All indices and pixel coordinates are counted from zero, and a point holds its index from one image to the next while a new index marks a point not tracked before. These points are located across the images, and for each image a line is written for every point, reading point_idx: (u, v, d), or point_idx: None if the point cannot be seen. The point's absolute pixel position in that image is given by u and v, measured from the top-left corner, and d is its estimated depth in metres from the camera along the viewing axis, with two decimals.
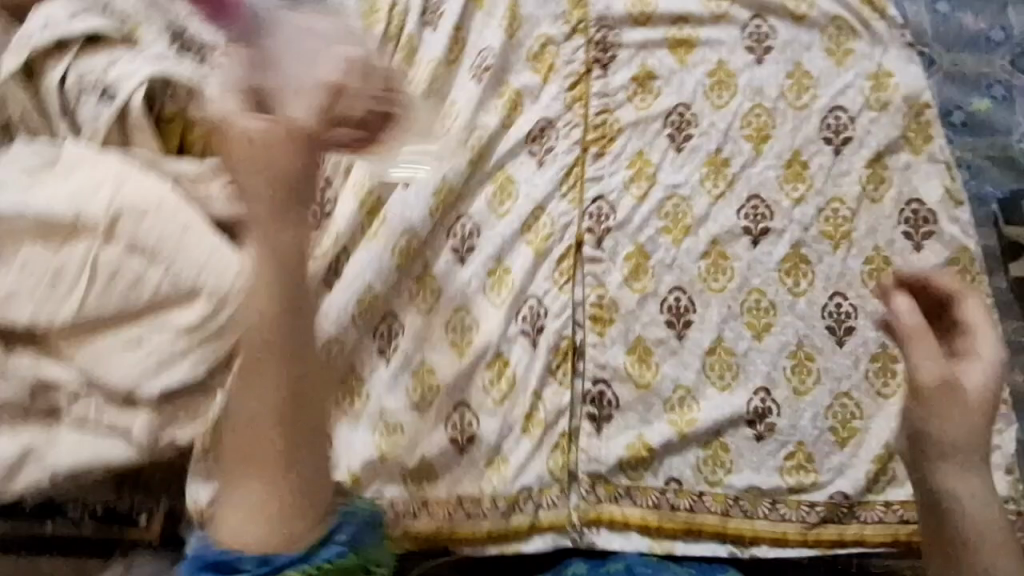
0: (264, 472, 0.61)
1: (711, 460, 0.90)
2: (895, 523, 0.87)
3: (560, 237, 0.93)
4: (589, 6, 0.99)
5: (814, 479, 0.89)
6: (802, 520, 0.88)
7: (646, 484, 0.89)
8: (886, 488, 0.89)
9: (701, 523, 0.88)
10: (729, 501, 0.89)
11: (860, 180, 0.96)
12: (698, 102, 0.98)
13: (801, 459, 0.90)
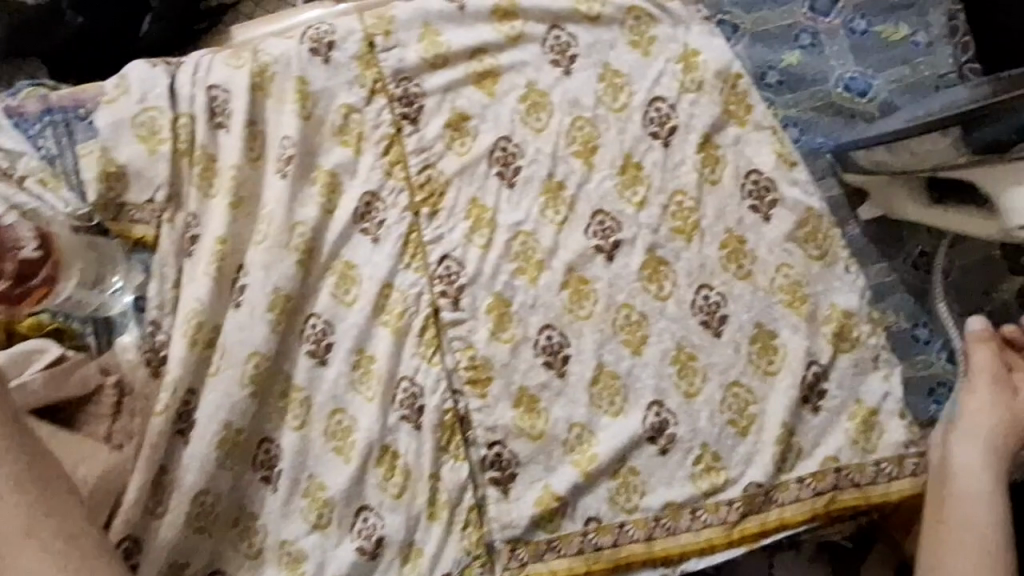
0: (23, 547, 0.62)
1: (622, 490, 0.89)
2: (810, 498, 0.88)
3: (415, 310, 0.91)
4: (380, 63, 0.93)
5: (725, 478, 0.89)
6: (723, 521, 0.88)
7: (566, 532, 0.88)
8: (795, 464, 0.89)
9: (628, 555, 0.88)
10: (650, 524, 0.88)
11: (698, 164, 0.92)
12: (517, 131, 0.93)
13: (709, 461, 0.89)
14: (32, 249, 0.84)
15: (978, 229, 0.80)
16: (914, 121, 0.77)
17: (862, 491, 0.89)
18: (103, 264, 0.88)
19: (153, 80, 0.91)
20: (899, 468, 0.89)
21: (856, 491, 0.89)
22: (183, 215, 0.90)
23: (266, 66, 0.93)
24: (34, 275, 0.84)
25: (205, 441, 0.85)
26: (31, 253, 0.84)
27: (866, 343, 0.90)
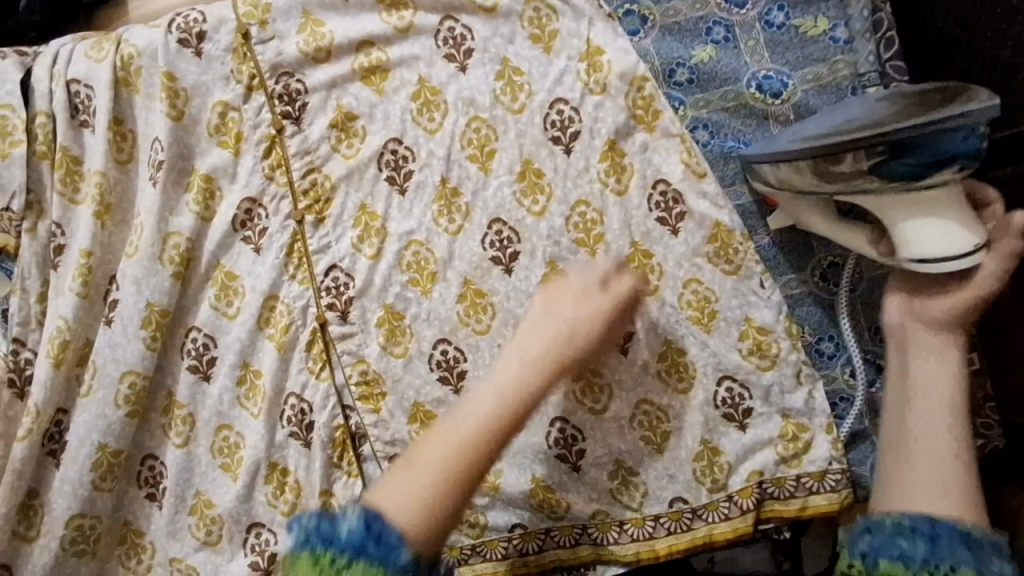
0: None
1: (542, 506, 0.87)
2: (738, 516, 0.87)
3: (301, 323, 0.86)
4: (257, 56, 0.86)
5: (645, 491, 0.88)
6: (648, 536, 0.88)
7: (491, 538, 0.89)
8: (725, 480, 0.87)
9: (552, 557, 0.89)
10: (577, 531, 0.88)
11: (603, 172, 0.88)
12: (409, 132, 0.87)
13: (624, 476, 0.88)
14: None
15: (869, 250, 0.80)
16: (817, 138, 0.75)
17: (784, 506, 0.87)
18: None
19: (4, 74, 0.84)
20: (819, 483, 0.86)
21: (778, 505, 0.87)
22: (46, 223, 0.84)
23: (130, 59, 0.85)
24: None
25: (78, 463, 0.82)
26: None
27: (772, 361, 0.87)
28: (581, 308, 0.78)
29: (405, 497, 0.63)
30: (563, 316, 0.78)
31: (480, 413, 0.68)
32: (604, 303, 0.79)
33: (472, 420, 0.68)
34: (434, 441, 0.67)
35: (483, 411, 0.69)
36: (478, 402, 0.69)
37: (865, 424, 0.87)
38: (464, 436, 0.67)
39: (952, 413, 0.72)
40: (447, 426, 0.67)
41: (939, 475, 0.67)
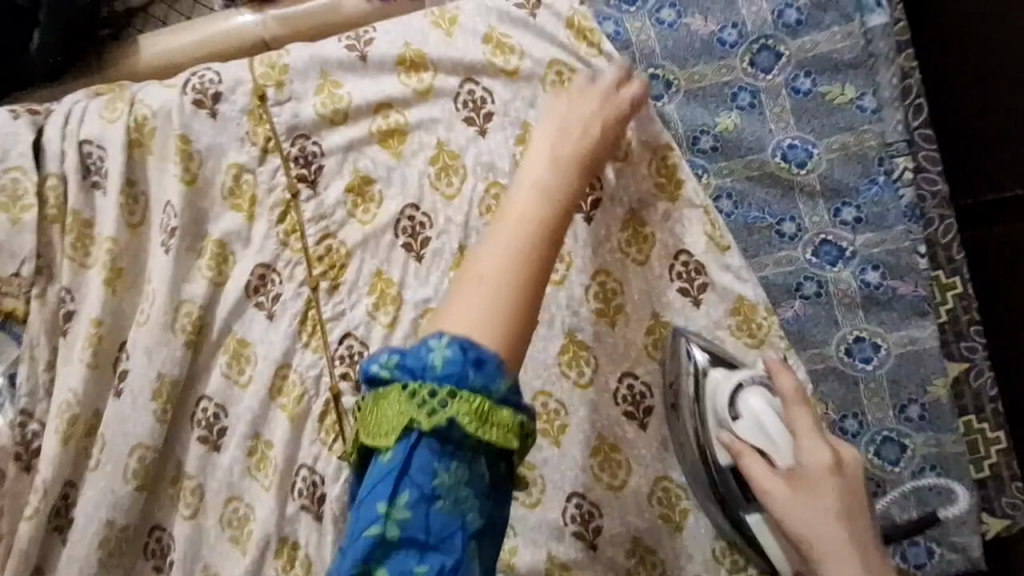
0: None
1: None
2: None
3: (314, 393, 0.85)
4: (273, 118, 0.84)
5: (664, 571, 0.85)
6: None
7: None
8: (745, 561, 0.85)
9: None
10: None
11: (624, 243, 0.87)
12: (426, 198, 0.85)
13: (643, 555, 0.85)
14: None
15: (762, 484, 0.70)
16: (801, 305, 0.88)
17: None
18: None
19: (15, 134, 0.82)
20: None
21: None
22: (56, 288, 0.82)
23: (144, 120, 0.83)
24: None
25: (85, 538, 0.80)
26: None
27: None
28: (578, 104, 0.79)
29: (477, 317, 0.60)
30: (570, 128, 0.77)
31: (539, 220, 0.66)
32: (591, 106, 0.79)
33: (530, 229, 0.65)
34: (503, 239, 0.63)
35: (534, 219, 0.67)
36: (524, 210, 0.67)
37: (895, 509, 0.84)
38: (527, 235, 0.64)
39: (847, 505, 0.65)
40: (507, 234, 0.64)
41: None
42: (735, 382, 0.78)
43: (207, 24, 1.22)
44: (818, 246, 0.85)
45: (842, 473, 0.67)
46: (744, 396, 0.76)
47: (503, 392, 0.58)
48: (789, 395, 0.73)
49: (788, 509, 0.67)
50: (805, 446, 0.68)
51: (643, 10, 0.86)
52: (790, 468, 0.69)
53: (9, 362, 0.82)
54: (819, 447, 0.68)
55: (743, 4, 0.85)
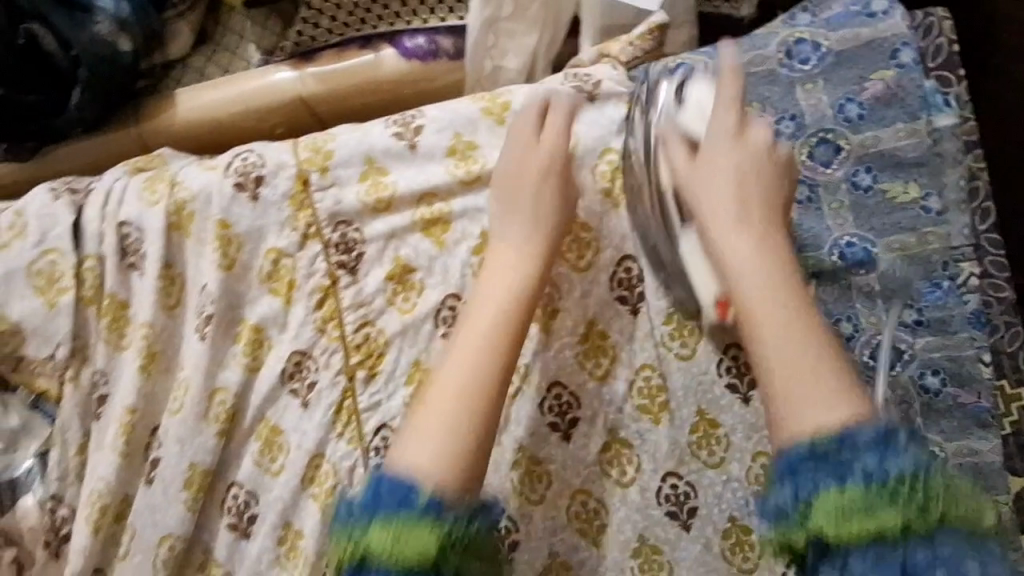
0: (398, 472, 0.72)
1: None
2: None
3: (348, 484, 0.82)
4: (315, 204, 0.83)
5: None
6: None
7: None
8: None
9: None
10: None
11: (668, 336, 0.84)
12: (466, 288, 0.84)
13: None
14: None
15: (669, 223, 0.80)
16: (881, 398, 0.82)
17: None
18: None
19: (54, 216, 0.81)
20: None
21: None
22: (89, 371, 0.81)
23: (184, 203, 0.82)
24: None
25: None
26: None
27: None
28: (535, 150, 0.81)
29: (429, 451, 0.68)
30: (529, 186, 0.80)
31: (486, 336, 0.73)
32: (544, 154, 0.80)
33: (459, 394, 0.71)
34: (429, 407, 0.71)
35: (524, 271, 0.77)
36: (482, 324, 0.74)
37: None
38: (464, 392, 0.71)
39: (733, 175, 0.73)
40: (433, 399, 0.72)
41: (775, 297, 0.69)
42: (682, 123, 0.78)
43: (244, 80, 1.23)
44: (875, 348, 0.81)
45: (744, 181, 0.72)
46: (690, 98, 0.79)
47: (422, 505, 0.65)
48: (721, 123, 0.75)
49: (710, 209, 0.73)
50: (710, 144, 0.75)
51: None
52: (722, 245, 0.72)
53: (41, 441, 0.82)
54: (722, 173, 0.73)
55: (800, 96, 0.83)
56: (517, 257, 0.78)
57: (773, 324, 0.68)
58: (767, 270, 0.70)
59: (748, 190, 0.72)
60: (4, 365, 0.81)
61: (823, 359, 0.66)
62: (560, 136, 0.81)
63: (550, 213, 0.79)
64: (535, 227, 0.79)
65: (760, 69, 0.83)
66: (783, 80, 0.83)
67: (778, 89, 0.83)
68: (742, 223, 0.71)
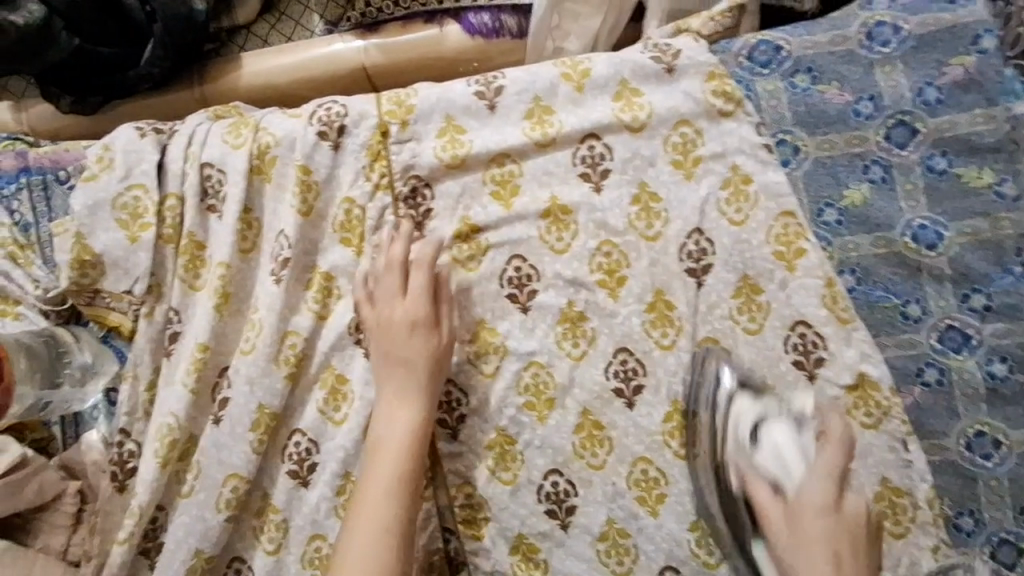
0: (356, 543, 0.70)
1: None
2: None
3: None
4: (391, 155, 0.84)
5: None
6: None
7: None
8: None
9: None
10: None
11: (736, 310, 0.82)
12: (535, 250, 0.84)
13: None
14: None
15: (719, 450, 0.78)
16: (938, 387, 0.82)
17: None
18: (54, 369, 0.79)
19: (141, 154, 0.82)
20: None
21: None
22: (163, 308, 0.82)
23: (267, 148, 0.83)
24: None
25: (171, 567, 0.78)
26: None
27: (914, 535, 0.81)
28: (399, 304, 0.78)
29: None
30: (380, 312, 0.78)
31: (388, 520, 0.70)
32: (422, 276, 0.79)
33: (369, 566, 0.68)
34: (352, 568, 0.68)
35: (393, 469, 0.73)
36: (376, 517, 0.70)
37: None
38: (373, 547, 0.69)
39: (834, 536, 0.64)
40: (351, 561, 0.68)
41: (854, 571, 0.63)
42: (748, 422, 0.76)
43: (309, 46, 1.24)
44: (943, 331, 0.82)
45: (842, 510, 0.66)
46: (766, 437, 0.73)
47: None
48: (827, 476, 0.67)
49: (800, 553, 0.64)
50: (804, 488, 0.67)
51: (777, 72, 0.84)
52: (791, 499, 0.68)
53: (110, 378, 0.83)
54: (815, 499, 0.66)
55: (879, 78, 0.83)
56: (383, 356, 0.77)
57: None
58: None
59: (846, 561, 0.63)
60: (79, 298, 0.82)
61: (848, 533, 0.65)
62: (424, 286, 0.79)
63: (422, 359, 0.77)
64: (410, 374, 0.76)
65: (840, 49, 0.84)
66: (863, 60, 0.84)
67: (857, 70, 0.84)
68: (817, 539, 0.64)
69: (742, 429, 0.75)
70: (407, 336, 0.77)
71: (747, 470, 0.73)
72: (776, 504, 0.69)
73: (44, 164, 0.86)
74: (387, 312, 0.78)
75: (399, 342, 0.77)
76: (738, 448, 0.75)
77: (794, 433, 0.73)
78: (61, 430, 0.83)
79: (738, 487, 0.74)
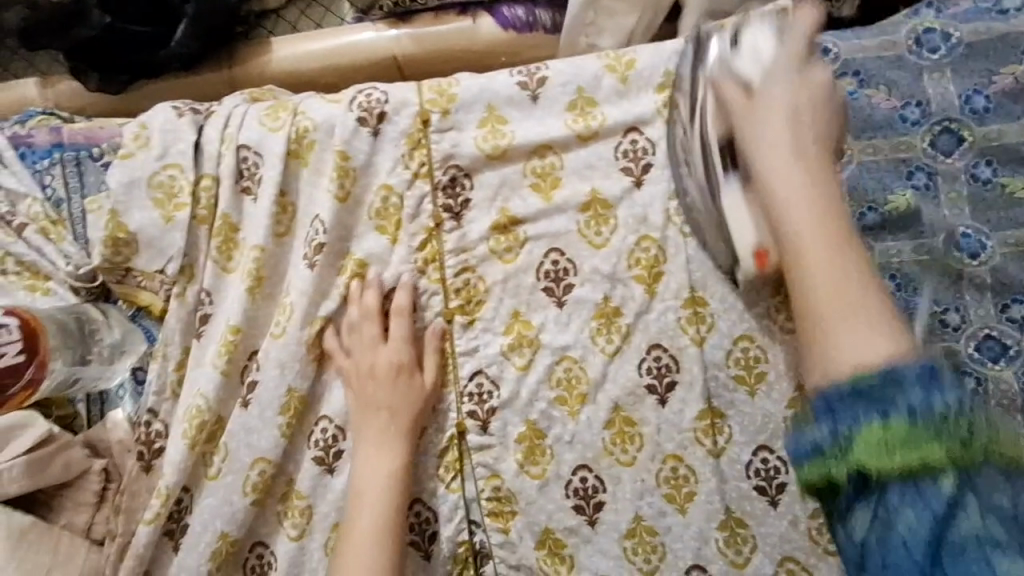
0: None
1: None
2: None
3: (440, 425, 0.83)
4: (431, 144, 0.84)
5: None
6: None
7: None
8: None
9: None
10: None
11: (774, 309, 0.82)
12: (572, 243, 0.84)
13: None
14: (14, 354, 0.72)
15: (696, 93, 0.79)
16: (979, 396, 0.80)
17: None
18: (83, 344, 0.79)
19: (178, 132, 0.81)
20: None
21: None
22: (196, 288, 0.81)
23: (305, 132, 0.82)
24: (13, 383, 0.73)
25: (196, 548, 0.77)
26: (11, 359, 0.72)
27: None
28: (381, 351, 0.80)
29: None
30: (359, 360, 0.80)
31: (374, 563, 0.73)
32: (403, 326, 0.81)
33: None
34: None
35: (378, 507, 0.75)
36: (365, 557, 0.73)
37: None
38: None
39: (792, 104, 0.70)
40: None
41: (830, 211, 0.67)
42: (731, 40, 0.77)
43: (341, 33, 1.22)
44: (981, 341, 0.81)
45: (801, 112, 0.70)
46: (745, 41, 0.75)
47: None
48: (785, 57, 0.73)
49: (762, 158, 0.70)
50: (768, 86, 0.72)
51: (824, 74, 0.84)
52: (756, 171, 0.71)
53: (137, 357, 0.82)
54: (779, 83, 0.71)
55: (927, 84, 0.83)
56: (365, 406, 0.79)
57: (796, 215, 0.67)
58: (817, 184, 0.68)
59: (798, 136, 0.70)
60: (110, 276, 0.81)
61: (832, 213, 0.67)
62: (404, 334, 0.80)
63: (405, 409, 0.79)
64: (393, 420, 0.78)
65: (889, 54, 0.83)
66: (911, 66, 0.83)
67: (906, 75, 0.83)
68: (801, 156, 0.69)
69: (723, 46, 0.76)
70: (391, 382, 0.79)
71: (717, 87, 0.76)
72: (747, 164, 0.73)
73: (78, 140, 0.85)
74: (362, 362, 0.79)
75: (378, 395, 0.78)
76: (715, 92, 0.76)
77: (772, 38, 0.74)
78: (86, 408, 0.83)
79: (716, 121, 0.76)
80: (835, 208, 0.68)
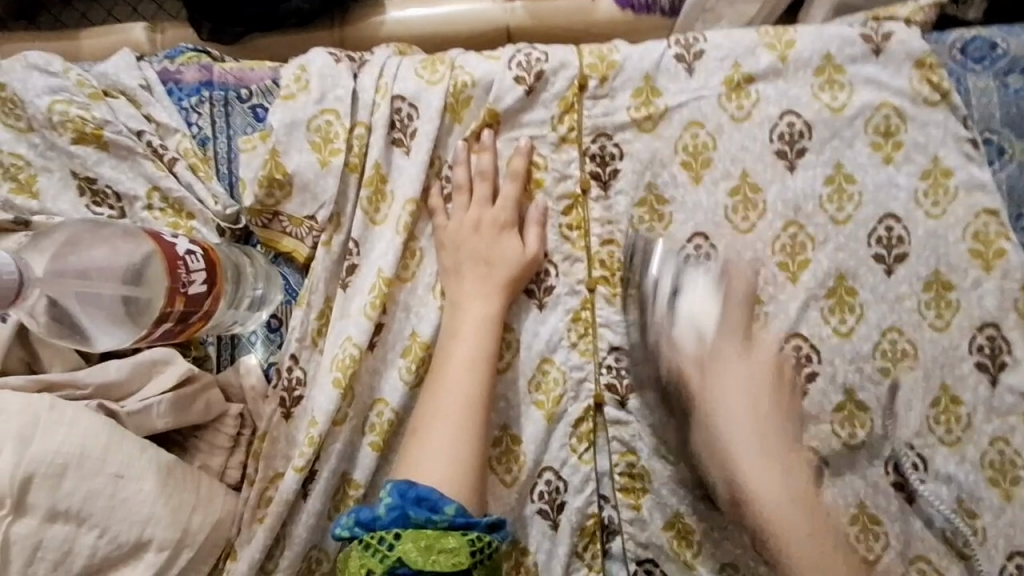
0: (439, 407, 0.73)
1: None
2: None
3: (573, 395, 0.82)
4: (584, 110, 0.83)
5: None
6: None
7: None
8: None
9: None
10: None
11: (924, 304, 0.81)
12: (717, 226, 0.82)
13: None
14: (199, 283, 0.67)
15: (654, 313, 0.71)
16: None
17: None
18: (239, 288, 0.77)
19: (336, 78, 0.81)
20: None
21: None
22: (343, 238, 0.80)
23: (463, 88, 0.81)
24: (193, 313, 0.67)
25: (327, 495, 0.76)
26: (198, 287, 0.67)
27: None
28: (487, 210, 0.80)
29: (442, 468, 0.69)
30: (464, 217, 0.80)
31: (471, 391, 0.73)
32: (511, 190, 0.81)
33: (455, 432, 0.72)
34: (436, 428, 0.72)
35: (476, 352, 0.75)
36: (454, 391, 0.73)
37: None
38: (457, 417, 0.72)
39: (745, 389, 0.64)
40: (432, 424, 0.72)
41: (791, 501, 0.60)
42: (669, 286, 0.71)
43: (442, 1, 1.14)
44: None
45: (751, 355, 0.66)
46: (686, 294, 0.69)
47: (449, 519, 0.65)
48: (732, 322, 0.68)
49: (730, 425, 0.62)
50: (721, 351, 0.65)
51: (990, 70, 0.83)
52: (709, 355, 0.65)
53: (275, 309, 0.81)
54: (728, 347, 0.66)
55: None
56: (465, 257, 0.79)
57: (745, 452, 0.61)
58: (772, 443, 0.62)
59: (780, 471, 0.61)
60: (257, 219, 0.80)
61: (804, 492, 0.62)
62: (515, 198, 0.80)
63: (509, 261, 0.78)
64: (493, 271, 0.78)
65: None
66: None
67: None
68: (772, 460, 0.61)
69: (664, 289, 0.71)
70: (496, 236, 0.79)
71: (668, 337, 0.69)
72: (693, 360, 0.66)
73: (228, 81, 0.83)
74: (474, 211, 0.80)
75: (487, 243, 0.78)
76: (663, 329, 0.70)
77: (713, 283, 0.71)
78: (215, 351, 0.81)
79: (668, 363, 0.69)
80: (783, 393, 0.66)
